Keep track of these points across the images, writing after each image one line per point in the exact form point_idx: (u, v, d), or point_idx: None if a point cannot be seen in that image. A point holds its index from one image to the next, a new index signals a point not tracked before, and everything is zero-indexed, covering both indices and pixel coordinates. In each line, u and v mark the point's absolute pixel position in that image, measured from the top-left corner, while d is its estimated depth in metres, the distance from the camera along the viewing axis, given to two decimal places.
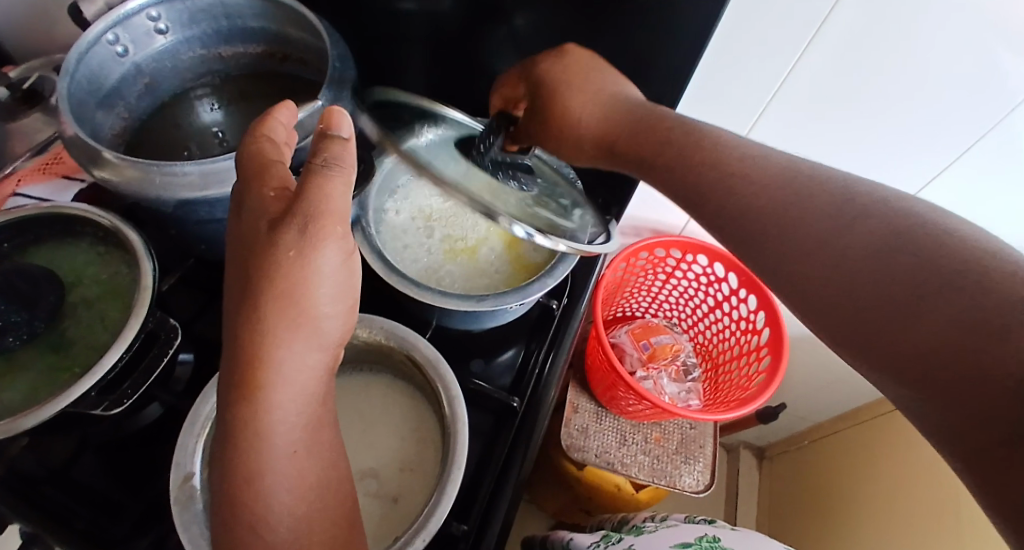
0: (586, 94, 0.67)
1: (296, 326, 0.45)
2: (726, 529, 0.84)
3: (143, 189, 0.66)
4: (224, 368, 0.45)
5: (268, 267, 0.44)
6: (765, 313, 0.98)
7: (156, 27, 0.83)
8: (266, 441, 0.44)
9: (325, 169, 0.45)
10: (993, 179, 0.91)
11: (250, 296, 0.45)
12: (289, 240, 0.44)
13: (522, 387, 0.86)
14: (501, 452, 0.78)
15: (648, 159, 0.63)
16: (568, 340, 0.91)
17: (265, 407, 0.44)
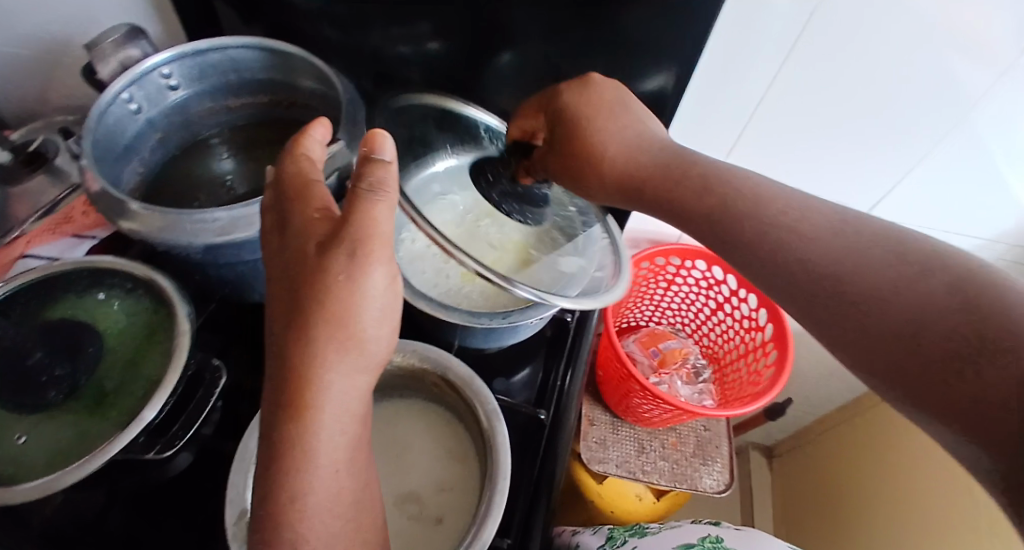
0: (600, 143, 0.71)
1: (343, 351, 0.46)
2: (723, 529, 0.84)
3: (173, 237, 0.68)
4: (271, 389, 0.46)
5: (315, 289, 0.46)
6: (767, 310, 1.03)
7: (168, 84, 0.87)
8: (308, 465, 0.45)
9: (371, 194, 0.47)
10: (962, 180, 0.98)
11: (295, 319, 0.47)
12: (338, 266, 0.45)
13: (548, 400, 0.88)
14: (534, 465, 0.81)
15: (657, 192, 0.65)
16: (585, 351, 0.95)
17: (307, 431, 0.45)
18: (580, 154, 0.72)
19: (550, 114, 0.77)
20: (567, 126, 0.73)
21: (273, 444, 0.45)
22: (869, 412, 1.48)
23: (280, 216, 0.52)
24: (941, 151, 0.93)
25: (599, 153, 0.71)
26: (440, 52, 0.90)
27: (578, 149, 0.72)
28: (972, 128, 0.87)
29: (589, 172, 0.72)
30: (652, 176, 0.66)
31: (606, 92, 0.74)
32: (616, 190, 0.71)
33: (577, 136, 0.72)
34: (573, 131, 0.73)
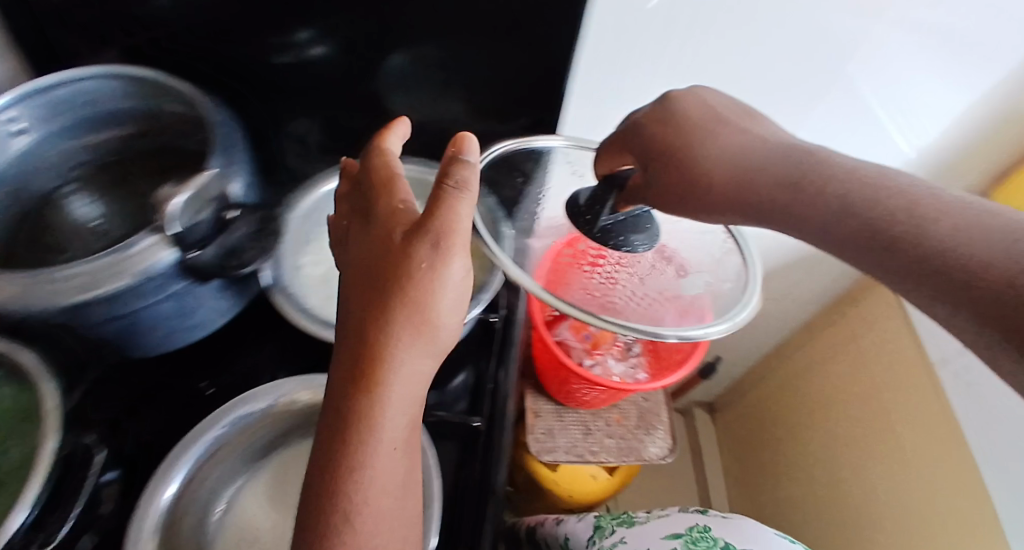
0: (701, 161, 0.59)
1: (416, 337, 0.48)
2: (714, 522, 0.83)
3: (30, 303, 0.60)
4: (341, 362, 0.48)
5: (400, 275, 0.48)
6: None
7: (13, 129, 0.78)
8: (369, 446, 0.46)
9: (455, 191, 0.48)
10: (849, 129, 1.05)
11: (374, 304, 0.49)
12: (426, 254, 0.48)
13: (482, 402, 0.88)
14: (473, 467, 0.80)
15: (783, 203, 0.53)
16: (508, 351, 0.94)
17: (375, 410, 0.46)
18: (671, 172, 0.61)
19: (637, 145, 0.65)
20: (656, 152, 0.62)
21: (336, 422, 0.47)
22: (789, 356, 1.60)
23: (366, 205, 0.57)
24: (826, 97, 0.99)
25: (699, 171, 0.59)
26: (329, 56, 0.87)
27: (677, 168, 0.61)
28: (850, 77, 0.94)
29: (704, 187, 0.59)
30: (775, 185, 0.54)
31: (696, 110, 0.63)
32: (731, 206, 0.57)
33: (674, 150, 0.61)
34: (662, 157, 0.62)
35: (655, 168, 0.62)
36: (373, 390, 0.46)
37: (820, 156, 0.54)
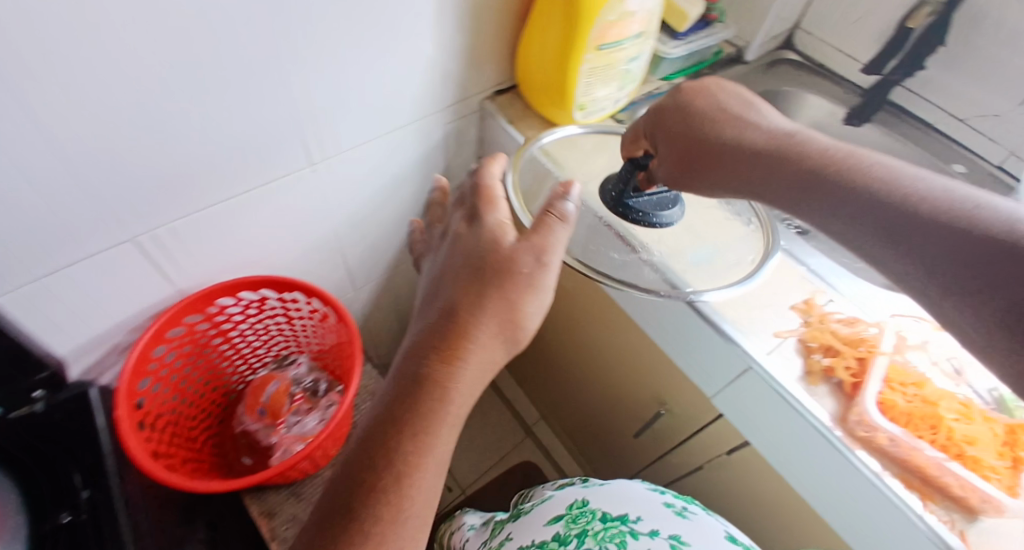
0: (747, 142, 0.32)
1: (496, 361, 0.28)
2: (603, 488, 0.41)
3: None
4: (415, 337, 0.28)
5: (484, 279, 0.27)
6: (255, 289, 0.44)
7: None
8: (408, 488, 0.26)
9: (548, 216, 0.28)
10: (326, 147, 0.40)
11: (441, 305, 0.28)
12: (524, 268, 0.28)
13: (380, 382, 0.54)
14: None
15: (796, 173, 0.30)
16: (381, 271, 0.56)
17: (431, 449, 0.26)
18: (720, 154, 0.33)
19: (662, 134, 0.35)
20: (692, 133, 0.34)
21: (360, 451, 0.26)
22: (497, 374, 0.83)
23: (467, 213, 0.31)
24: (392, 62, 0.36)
25: (747, 162, 0.32)
26: None
27: (722, 151, 0.32)
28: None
29: (736, 174, 0.32)
30: (808, 151, 0.30)
31: (705, 103, 0.34)
32: (737, 176, 0.32)
33: (704, 111, 0.34)
34: (706, 138, 0.33)
35: (681, 139, 0.34)
36: (429, 422, 0.26)
37: (762, 138, 0.32)
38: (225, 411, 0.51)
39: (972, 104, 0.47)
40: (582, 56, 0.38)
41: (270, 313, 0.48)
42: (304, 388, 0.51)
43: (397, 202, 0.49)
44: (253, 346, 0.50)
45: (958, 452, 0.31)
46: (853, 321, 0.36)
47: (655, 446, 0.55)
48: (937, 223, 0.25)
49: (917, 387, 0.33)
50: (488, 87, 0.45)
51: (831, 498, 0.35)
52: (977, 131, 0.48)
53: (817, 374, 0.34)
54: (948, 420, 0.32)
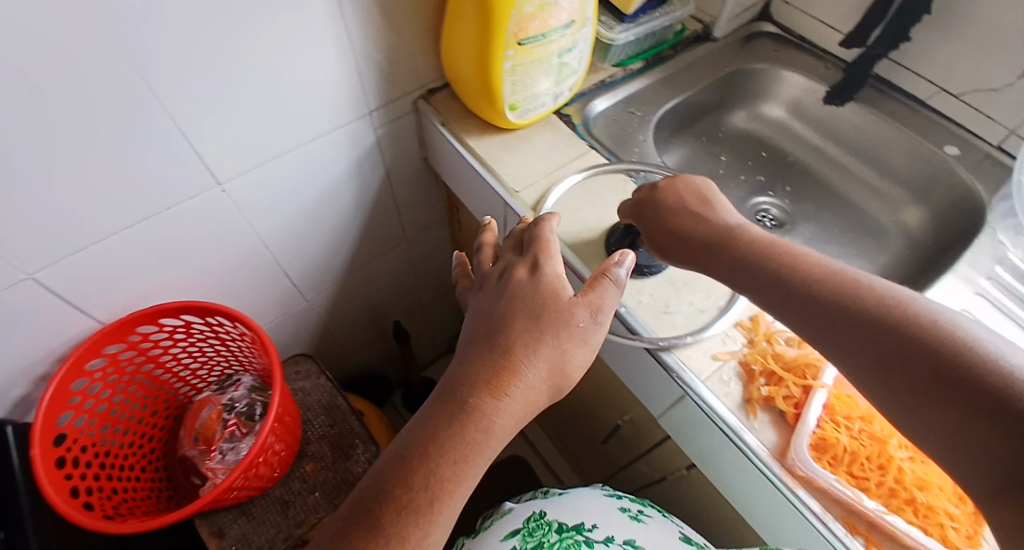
0: (706, 237, 0.34)
1: (537, 404, 0.30)
2: (561, 500, 0.42)
3: None
4: (463, 361, 0.29)
5: (543, 324, 0.29)
6: (170, 315, 0.45)
7: None
8: (437, 511, 0.27)
9: (606, 283, 0.32)
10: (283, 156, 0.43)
11: (496, 340, 0.29)
12: (581, 321, 0.30)
13: (332, 391, 0.59)
14: (302, 477, 0.54)
15: (747, 261, 0.32)
16: (338, 272, 0.59)
17: (467, 475, 0.27)
18: (686, 244, 0.35)
19: (641, 221, 0.38)
20: (662, 221, 0.36)
21: (394, 467, 0.27)
22: None
23: (527, 260, 0.32)
24: (329, 72, 0.40)
25: (708, 257, 0.34)
26: None
27: (686, 239, 0.35)
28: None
29: (701, 263, 0.35)
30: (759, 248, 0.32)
31: (673, 199, 0.37)
32: (699, 263, 0.35)
33: (667, 204, 0.37)
34: (672, 231, 0.36)
35: (653, 226, 0.37)
36: (470, 450, 0.27)
37: (718, 227, 0.34)
38: (171, 431, 0.54)
39: (965, 81, 0.48)
40: (503, 53, 0.38)
41: (200, 336, 0.50)
42: (238, 412, 0.52)
43: (344, 205, 0.52)
44: (190, 364, 0.53)
45: (908, 497, 0.32)
46: (799, 343, 0.37)
47: (623, 452, 0.58)
48: (876, 332, 0.26)
49: (863, 422, 0.34)
50: (418, 87, 0.46)
51: (775, 519, 0.36)
52: (976, 108, 0.49)
53: (757, 403, 0.35)
54: (897, 460, 0.32)
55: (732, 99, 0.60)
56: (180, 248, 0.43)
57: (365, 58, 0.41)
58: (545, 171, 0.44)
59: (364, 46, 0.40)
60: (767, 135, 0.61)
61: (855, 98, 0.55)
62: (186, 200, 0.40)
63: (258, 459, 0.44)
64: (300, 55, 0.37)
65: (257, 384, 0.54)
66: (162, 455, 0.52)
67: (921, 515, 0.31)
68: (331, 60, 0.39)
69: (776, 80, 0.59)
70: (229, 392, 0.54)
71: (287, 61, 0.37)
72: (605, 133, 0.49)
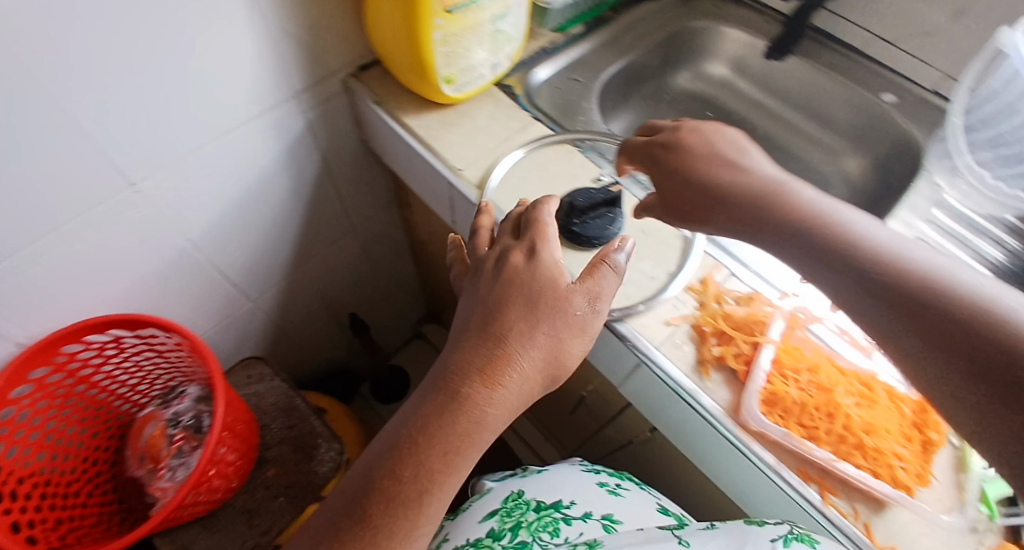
0: (727, 181, 0.34)
1: (533, 393, 0.30)
2: (539, 477, 0.42)
3: None
4: (459, 351, 0.30)
5: (539, 314, 0.29)
6: (95, 331, 0.43)
7: None
8: (429, 500, 0.28)
9: (602, 269, 0.32)
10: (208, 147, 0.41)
11: (491, 329, 0.29)
12: (578, 310, 0.31)
13: (289, 392, 0.58)
14: (265, 483, 0.54)
15: (771, 216, 0.32)
16: (285, 263, 0.57)
17: (458, 464, 0.28)
18: (701, 195, 0.35)
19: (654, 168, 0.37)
20: (681, 170, 0.36)
21: (388, 457, 0.28)
22: None
23: (523, 244, 0.32)
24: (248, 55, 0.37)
25: (719, 203, 0.34)
26: None
27: (705, 190, 0.34)
28: None
29: (714, 213, 0.34)
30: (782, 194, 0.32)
31: (700, 143, 0.36)
32: (715, 211, 0.34)
33: (694, 157, 0.36)
34: (687, 175, 0.35)
35: (669, 179, 0.36)
36: (462, 441, 0.28)
37: (743, 177, 0.34)
38: (117, 451, 0.51)
39: (897, 27, 0.49)
40: (431, 22, 0.35)
41: (133, 349, 0.47)
42: (184, 426, 0.50)
43: (279, 194, 0.50)
44: (126, 380, 0.50)
45: (856, 442, 0.33)
46: (747, 301, 0.37)
47: (592, 420, 0.60)
48: (897, 288, 0.26)
49: (810, 373, 0.35)
50: (348, 64, 0.44)
51: (736, 474, 0.37)
52: (908, 53, 0.50)
53: (709, 363, 0.35)
54: (844, 407, 0.34)
55: (675, 58, 0.60)
56: (105, 254, 0.40)
57: (286, 37, 0.38)
58: (487, 146, 0.43)
59: (283, 22, 0.37)
60: (712, 94, 0.61)
61: (795, 52, 0.55)
62: (104, 203, 0.37)
63: (209, 472, 0.43)
64: (213, 36, 0.35)
65: (203, 394, 0.51)
66: (111, 477, 0.50)
67: (870, 459, 0.32)
68: (249, 39, 0.37)
69: (718, 37, 0.59)
70: (174, 405, 0.51)
71: (200, 45, 0.34)
72: (549, 102, 0.48)
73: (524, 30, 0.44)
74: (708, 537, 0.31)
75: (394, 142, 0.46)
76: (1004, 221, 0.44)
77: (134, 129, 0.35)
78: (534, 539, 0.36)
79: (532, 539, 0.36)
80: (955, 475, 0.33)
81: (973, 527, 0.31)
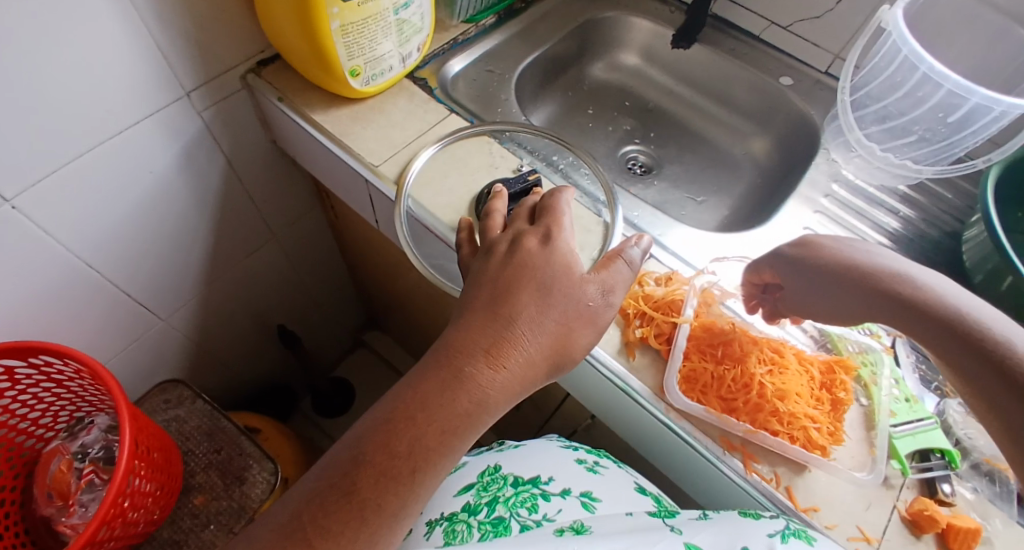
0: (869, 276, 0.34)
1: (536, 380, 0.29)
2: (515, 452, 0.41)
3: None
4: (465, 328, 0.29)
5: (552, 298, 0.29)
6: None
7: None
8: (417, 483, 0.26)
9: (620, 263, 0.32)
10: (96, 150, 0.38)
11: (501, 309, 0.29)
12: (591, 299, 0.30)
13: (214, 413, 0.56)
14: (192, 512, 0.51)
15: (912, 308, 0.32)
16: (199, 273, 0.54)
17: (455, 446, 0.27)
18: (829, 284, 0.35)
19: (782, 270, 0.37)
20: (810, 263, 0.36)
21: (381, 430, 0.26)
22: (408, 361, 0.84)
23: (539, 231, 0.32)
24: (133, 51, 0.35)
25: (861, 300, 0.34)
26: None
27: (837, 276, 0.34)
28: None
29: (848, 303, 0.34)
30: (909, 290, 0.33)
31: (832, 245, 0.36)
32: (850, 302, 0.34)
33: (819, 259, 0.36)
34: (810, 275, 0.36)
35: (806, 283, 0.36)
36: (463, 422, 0.27)
37: (877, 270, 0.34)
38: (24, 491, 0.46)
39: (790, 12, 0.52)
40: (327, 12, 0.34)
41: (29, 382, 0.43)
42: (93, 458, 0.47)
43: (184, 199, 0.47)
44: (30, 415, 0.46)
45: (772, 408, 0.34)
46: (666, 282, 0.39)
47: (537, 414, 0.61)
48: None
49: (724, 348, 0.37)
50: (246, 59, 0.43)
51: (672, 452, 0.38)
52: (800, 37, 0.53)
53: (634, 344, 0.36)
54: (757, 375, 0.35)
55: (589, 50, 0.61)
56: None
57: (175, 31, 0.36)
58: (403, 140, 0.42)
59: (165, 15, 0.35)
60: (627, 84, 0.63)
61: (699, 40, 0.57)
62: None
63: (124, 504, 0.40)
64: (87, 32, 0.32)
65: (114, 423, 0.49)
66: (20, 518, 0.45)
67: (785, 423, 0.34)
68: (128, 33, 0.34)
69: (627, 27, 0.61)
70: (80, 436, 0.48)
71: (77, 41, 0.32)
72: (465, 95, 0.48)
73: (431, 20, 0.43)
74: (698, 528, 0.30)
75: (305, 139, 0.44)
76: (896, 191, 0.47)
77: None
78: (511, 515, 0.34)
79: (509, 514, 0.34)
80: (865, 434, 0.35)
81: (890, 482, 0.33)
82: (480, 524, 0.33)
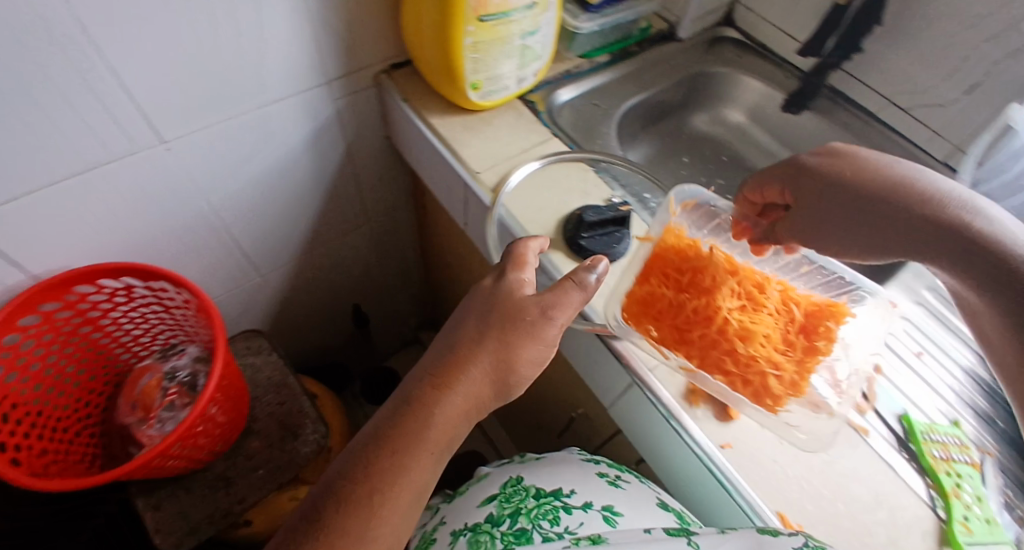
0: (885, 190, 0.36)
1: (481, 392, 0.31)
2: (539, 463, 0.41)
3: None
4: (415, 366, 0.32)
5: (490, 318, 0.32)
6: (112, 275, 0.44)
7: None
8: (376, 507, 0.26)
9: (568, 284, 0.33)
10: (241, 119, 0.43)
11: (449, 343, 0.32)
12: (529, 314, 0.32)
13: (285, 369, 0.59)
14: (247, 454, 0.55)
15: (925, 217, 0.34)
16: (296, 245, 0.59)
17: (408, 465, 0.28)
18: (844, 196, 0.37)
19: (796, 183, 0.40)
20: (828, 176, 0.38)
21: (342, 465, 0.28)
22: None
23: (495, 273, 0.34)
24: (290, 41, 0.40)
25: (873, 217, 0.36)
26: None
27: (853, 188, 0.37)
28: None
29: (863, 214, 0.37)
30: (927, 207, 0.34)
31: (853, 158, 0.38)
32: (862, 212, 0.37)
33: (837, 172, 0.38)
34: (832, 192, 0.38)
35: (817, 193, 0.38)
36: (410, 441, 0.28)
37: (898, 182, 0.36)
38: (109, 398, 0.52)
39: (913, 95, 0.50)
40: (463, 28, 0.38)
41: (142, 301, 0.49)
42: (180, 381, 0.51)
43: (300, 176, 0.52)
44: (132, 332, 0.52)
45: (728, 346, 0.36)
46: None
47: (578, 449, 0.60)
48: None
49: (692, 273, 0.38)
50: (381, 61, 0.47)
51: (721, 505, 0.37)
52: (919, 121, 0.51)
53: (699, 393, 0.37)
54: (723, 311, 0.36)
55: (695, 101, 0.62)
56: (126, 205, 0.42)
57: (327, 30, 0.41)
58: (507, 154, 0.44)
59: (323, 15, 0.40)
60: (728, 140, 0.63)
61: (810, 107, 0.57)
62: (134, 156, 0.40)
63: (195, 429, 0.44)
64: (257, 20, 0.37)
65: (202, 353, 0.52)
66: (97, 422, 0.51)
67: (739, 364, 0.36)
68: (289, 25, 0.39)
69: (738, 85, 0.61)
70: (172, 359, 0.52)
71: (248, 26, 0.37)
72: (569, 123, 0.50)
73: (552, 50, 0.46)
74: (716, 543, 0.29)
75: (416, 140, 0.48)
76: None
77: (169, 90, 0.38)
78: (534, 526, 0.34)
79: (531, 526, 0.34)
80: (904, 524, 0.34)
81: None
82: (503, 536, 0.34)
